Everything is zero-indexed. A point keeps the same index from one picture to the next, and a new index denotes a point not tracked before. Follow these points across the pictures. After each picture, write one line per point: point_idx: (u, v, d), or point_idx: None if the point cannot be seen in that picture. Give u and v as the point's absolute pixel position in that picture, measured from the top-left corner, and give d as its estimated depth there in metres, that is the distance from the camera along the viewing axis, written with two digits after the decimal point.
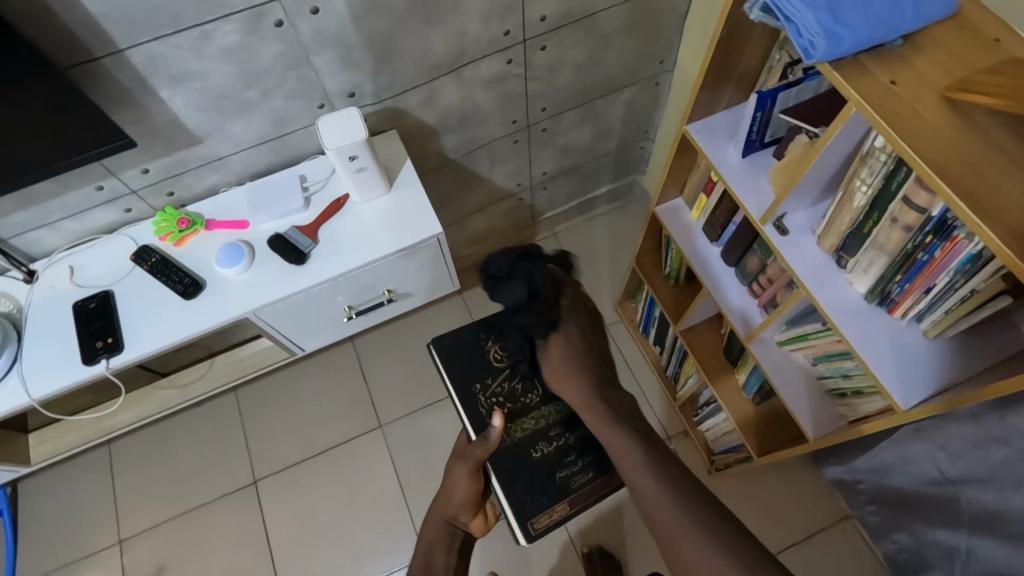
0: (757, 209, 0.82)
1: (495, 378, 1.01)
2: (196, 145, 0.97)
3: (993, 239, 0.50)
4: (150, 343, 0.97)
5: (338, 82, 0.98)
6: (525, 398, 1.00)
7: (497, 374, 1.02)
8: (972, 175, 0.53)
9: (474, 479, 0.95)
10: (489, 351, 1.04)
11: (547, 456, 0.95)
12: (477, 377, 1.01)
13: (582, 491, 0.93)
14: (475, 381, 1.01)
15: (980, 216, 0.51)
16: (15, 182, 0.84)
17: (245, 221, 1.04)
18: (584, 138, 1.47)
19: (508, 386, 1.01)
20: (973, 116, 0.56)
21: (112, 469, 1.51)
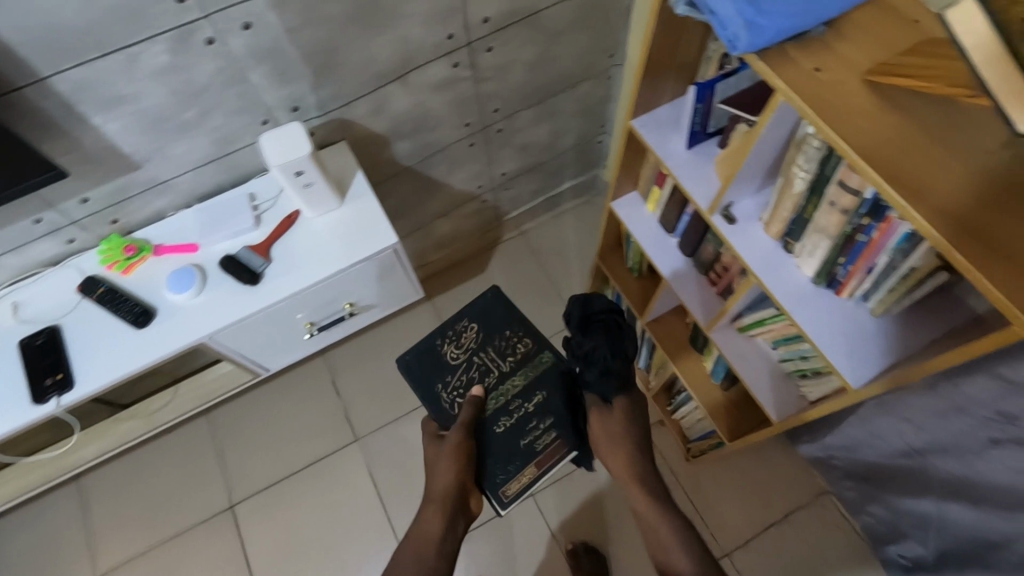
0: (704, 200, 0.83)
1: (454, 374, 1.12)
2: (136, 170, 0.95)
3: (928, 229, 0.51)
4: (102, 377, 0.94)
5: (279, 96, 0.97)
6: (484, 381, 1.10)
7: (456, 369, 1.12)
8: (908, 163, 0.53)
9: (452, 459, 1.00)
10: (445, 351, 1.13)
11: (511, 428, 1.06)
12: (440, 374, 1.12)
13: (548, 451, 1.04)
14: (437, 380, 1.12)
15: (914, 207, 0.51)
16: (26, 184, 0.81)
17: (195, 244, 1.01)
18: (542, 136, 1.46)
19: (467, 376, 1.11)
20: (906, 102, 0.56)
21: (82, 506, 1.47)
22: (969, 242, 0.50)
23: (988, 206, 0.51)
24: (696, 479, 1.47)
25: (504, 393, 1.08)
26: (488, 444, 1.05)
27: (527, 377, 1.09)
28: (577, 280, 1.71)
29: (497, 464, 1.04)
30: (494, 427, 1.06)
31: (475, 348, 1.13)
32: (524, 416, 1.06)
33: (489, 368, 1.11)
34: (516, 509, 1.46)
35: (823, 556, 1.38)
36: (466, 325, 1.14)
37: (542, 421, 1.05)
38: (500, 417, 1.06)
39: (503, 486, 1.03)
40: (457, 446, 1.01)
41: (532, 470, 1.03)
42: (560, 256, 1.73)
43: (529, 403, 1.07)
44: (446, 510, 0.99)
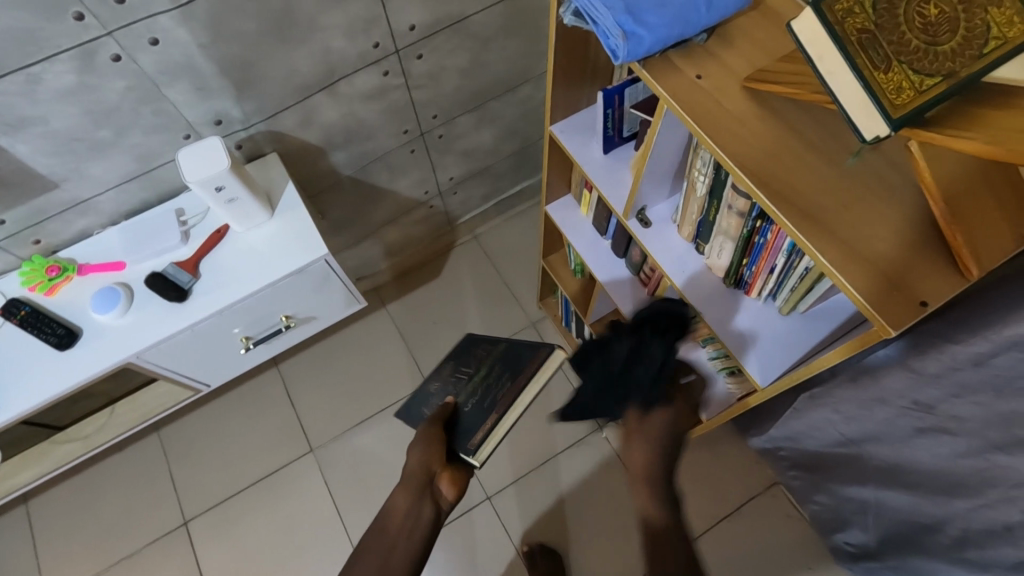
0: (619, 204, 0.84)
1: (434, 392, 1.05)
2: (53, 190, 0.93)
3: (861, 297, 0.50)
4: (23, 402, 0.92)
5: (200, 111, 0.96)
6: (460, 381, 1.02)
7: (437, 395, 1.04)
8: (824, 222, 0.52)
9: (422, 444, 0.92)
10: (430, 385, 1.07)
11: (476, 405, 0.95)
12: (423, 406, 1.04)
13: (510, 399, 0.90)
14: (424, 409, 1.04)
15: (842, 274, 0.50)
16: None
17: (121, 261, 1.00)
18: (486, 140, 1.46)
19: (445, 387, 1.04)
20: (790, 126, 0.56)
21: (32, 528, 1.44)
22: (857, 266, 0.51)
23: (863, 214, 0.52)
24: None
25: (475, 383, 0.99)
26: (458, 421, 0.95)
27: (492, 359, 1.00)
28: (531, 282, 1.72)
29: (461, 432, 0.93)
30: (462, 408, 0.97)
31: (452, 371, 1.05)
32: (487, 389, 0.96)
33: (461, 378, 1.02)
34: (472, 512, 1.47)
35: (772, 547, 1.40)
36: (446, 362, 1.08)
37: (502, 382, 0.95)
38: (468, 399, 0.97)
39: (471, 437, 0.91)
40: (423, 429, 0.94)
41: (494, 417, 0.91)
42: (514, 259, 1.74)
43: (490, 376, 0.97)
44: (409, 493, 0.92)
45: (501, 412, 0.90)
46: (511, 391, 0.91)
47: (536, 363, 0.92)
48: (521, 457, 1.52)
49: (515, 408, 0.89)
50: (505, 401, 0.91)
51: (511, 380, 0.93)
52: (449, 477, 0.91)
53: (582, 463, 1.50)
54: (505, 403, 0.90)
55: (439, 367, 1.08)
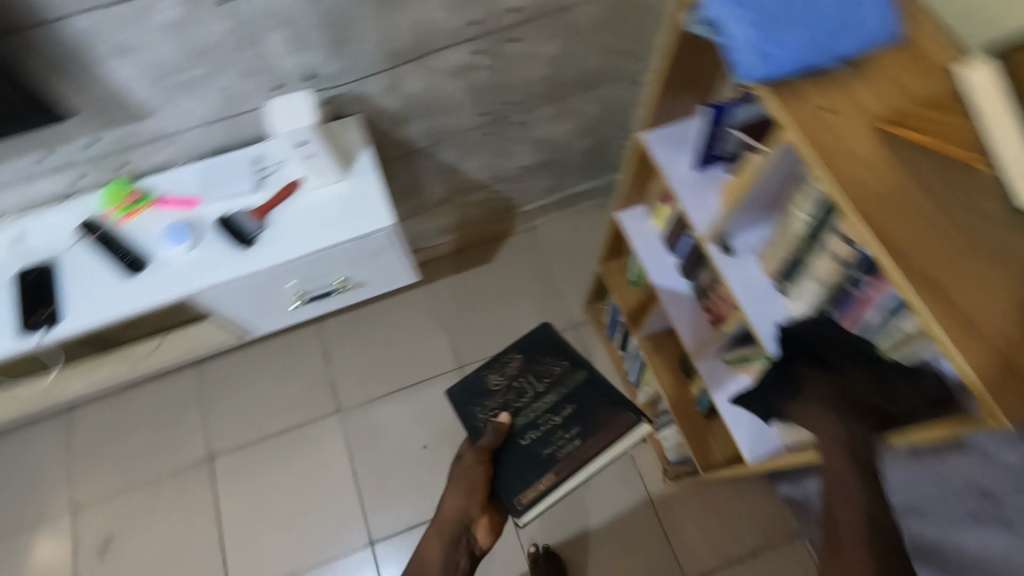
0: (702, 226, 0.80)
1: (492, 397, 1.09)
2: (143, 120, 0.95)
3: (965, 364, 0.46)
4: (89, 318, 0.95)
5: (292, 63, 0.96)
6: (519, 400, 1.07)
7: (494, 395, 1.09)
8: (937, 278, 0.48)
9: (470, 492, 1.01)
10: (488, 378, 1.11)
11: (536, 441, 1.02)
12: (478, 399, 1.10)
13: (569, 462, 0.99)
14: (475, 404, 1.09)
15: (958, 349, 0.46)
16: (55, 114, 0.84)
17: (195, 199, 1.02)
18: (561, 133, 1.43)
19: (503, 399, 1.08)
20: (918, 175, 0.52)
21: (70, 435, 1.51)
22: (964, 331, 0.47)
23: (981, 280, 0.48)
24: (670, 501, 1.45)
25: (536, 411, 1.05)
26: (509, 456, 1.02)
27: (560, 394, 1.06)
28: (579, 283, 1.69)
29: (511, 474, 1.00)
30: (519, 440, 1.02)
31: (515, 374, 1.10)
32: (551, 429, 1.02)
33: (522, 390, 1.08)
34: None
35: None
36: (512, 355, 1.12)
37: (569, 431, 1.01)
38: (527, 431, 1.03)
39: (519, 494, 0.98)
40: (471, 467, 1.01)
41: (548, 479, 0.98)
42: (567, 258, 1.71)
43: (557, 416, 1.03)
44: (447, 540, 1.02)
45: (561, 474, 0.98)
46: (579, 453, 0.99)
47: (612, 435, 0.99)
48: None
49: (576, 474, 0.98)
50: (570, 464, 0.99)
51: (579, 437, 1.00)
52: (485, 526, 1.04)
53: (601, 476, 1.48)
54: (570, 465, 0.99)
55: (501, 363, 1.11)
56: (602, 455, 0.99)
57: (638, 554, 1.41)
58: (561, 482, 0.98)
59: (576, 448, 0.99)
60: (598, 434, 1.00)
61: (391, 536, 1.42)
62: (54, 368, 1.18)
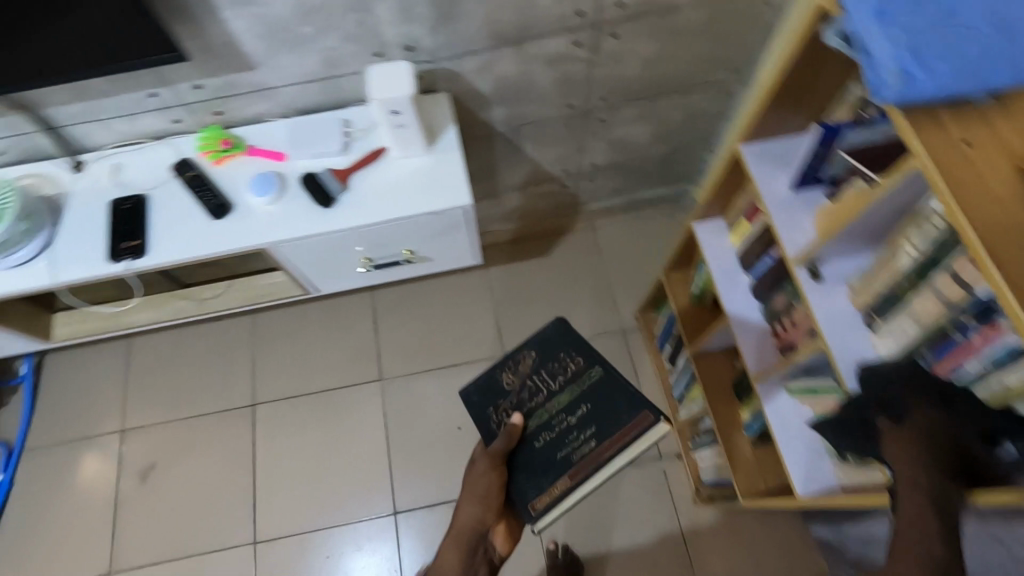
0: (793, 248, 0.78)
1: (505, 398, 1.04)
2: (247, 71, 0.98)
3: None
4: (172, 255, 0.99)
5: (397, 33, 0.97)
6: (533, 400, 1.01)
7: (507, 395, 1.04)
8: None
9: (486, 498, 0.97)
10: (501, 377, 1.05)
11: (551, 443, 0.97)
12: (492, 398, 1.04)
13: (586, 466, 0.94)
14: (489, 403, 1.04)
15: None
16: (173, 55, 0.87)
17: (283, 154, 1.05)
18: (641, 135, 1.41)
19: (517, 399, 1.03)
20: None
21: (128, 362, 1.59)
22: None
23: None
24: (696, 522, 1.43)
25: (549, 411, 1.00)
26: (523, 460, 0.97)
27: (574, 393, 1.00)
28: (633, 289, 1.67)
29: (525, 479, 0.96)
30: (533, 444, 0.98)
31: (529, 372, 1.04)
32: (565, 431, 0.97)
33: (537, 389, 1.02)
34: None
35: None
36: (525, 351, 1.05)
37: (583, 432, 0.96)
38: (540, 433, 0.99)
39: (533, 500, 0.95)
40: (485, 474, 0.97)
41: (564, 482, 0.94)
42: (624, 262, 1.70)
43: (572, 417, 0.98)
44: (462, 549, 0.97)
45: (576, 480, 0.94)
46: (595, 456, 0.94)
47: (628, 436, 0.94)
48: None
49: (592, 479, 0.93)
50: (586, 468, 0.94)
51: (594, 439, 0.95)
52: (503, 532, 1.01)
53: (630, 486, 1.46)
54: (586, 469, 0.94)
55: (513, 358, 1.05)
56: (618, 458, 0.93)
57: (655, 569, 1.40)
58: (576, 485, 0.93)
59: (591, 451, 0.95)
60: (614, 435, 0.95)
61: (415, 508, 1.44)
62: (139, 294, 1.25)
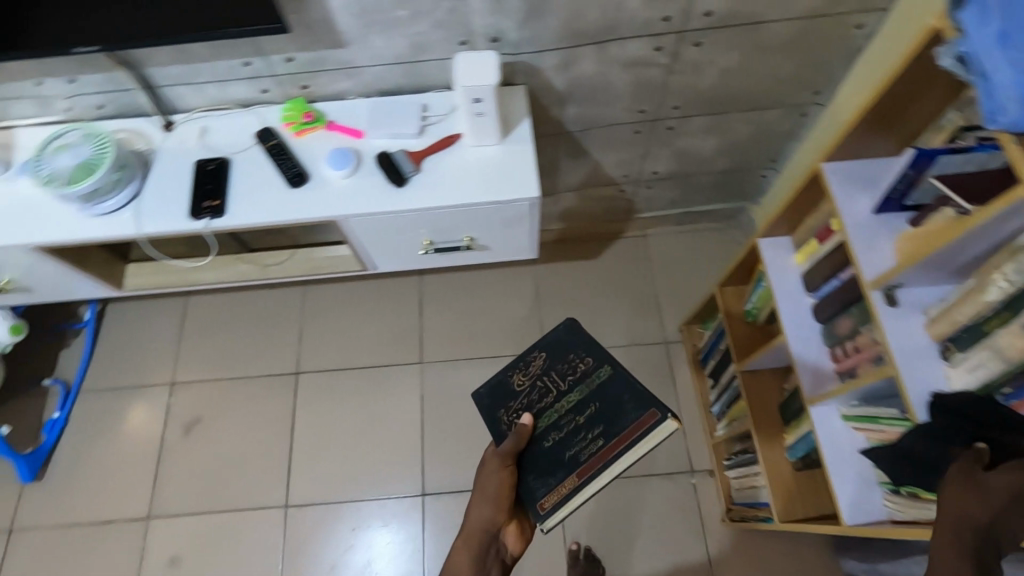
0: (869, 271, 0.77)
1: (516, 398, 1.01)
2: (338, 49, 1.02)
3: None
4: (248, 217, 1.02)
5: (486, 23, 0.99)
6: (543, 401, 0.99)
7: (518, 396, 1.01)
8: None
9: (496, 496, 0.94)
10: (512, 378, 1.02)
11: (560, 443, 0.94)
12: (502, 400, 1.01)
13: (593, 463, 0.91)
14: (499, 405, 1.01)
15: None
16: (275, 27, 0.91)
17: (361, 132, 1.08)
18: (707, 148, 1.40)
19: (528, 400, 1.00)
20: None
21: (183, 319, 1.65)
22: None
23: None
24: (721, 541, 1.41)
25: (558, 411, 0.97)
26: (532, 460, 0.95)
27: (583, 392, 0.97)
28: (679, 301, 1.66)
29: (535, 479, 0.93)
30: (541, 443, 0.95)
31: (540, 373, 1.01)
32: (573, 430, 0.95)
33: (547, 389, 1.00)
34: None
35: None
36: (534, 352, 1.03)
37: (591, 431, 0.94)
38: (549, 433, 0.96)
39: (541, 499, 0.91)
40: (495, 474, 0.94)
41: (572, 481, 0.91)
42: (673, 274, 1.69)
43: (580, 416, 0.95)
44: (475, 549, 0.94)
45: (585, 478, 0.91)
46: (602, 453, 0.91)
47: (635, 433, 0.91)
48: None
49: (600, 478, 0.91)
50: (594, 466, 0.91)
51: (601, 438, 0.92)
52: (515, 532, 0.97)
53: (658, 497, 1.45)
54: (594, 467, 0.91)
55: (524, 360, 1.03)
56: (625, 455, 0.90)
57: None
58: (583, 483, 0.90)
59: (599, 450, 0.92)
60: (621, 432, 0.92)
61: (442, 492, 1.46)
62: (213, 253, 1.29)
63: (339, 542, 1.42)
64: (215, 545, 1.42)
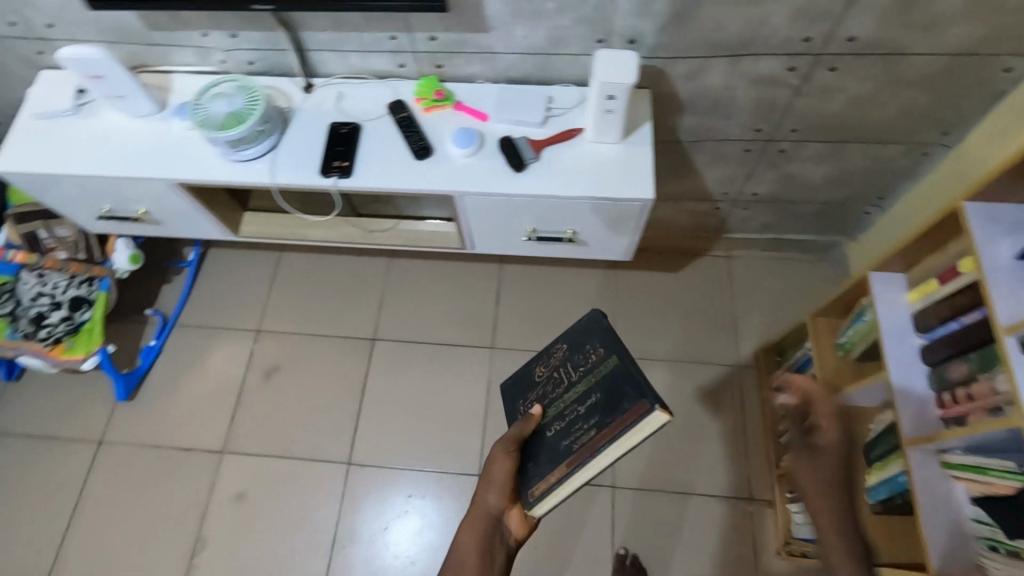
0: (1006, 317, 0.74)
1: (535, 390, 1.02)
2: (480, 33, 1.06)
3: None
4: (371, 181, 1.08)
5: (627, 24, 1.02)
6: (555, 392, 0.98)
7: (536, 387, 1.03)
8: None
9: (496, 482, 0.94)
10: (535, 370, 1.04)
11: (558, 434, 0.94)
12: (524, 391, 1.04)
13: (582, 455, 0.89)
14: (520, 395, 1.04)
15: None
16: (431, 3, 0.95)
17: (487, 115, 1.12)
18: (815, 176, 1.38)
19: (544, 392, 1.01)
20: None
21: (275, 273, 1.74)
22: None
23: None
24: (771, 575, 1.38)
25: (564, 402, 0.96)
26: (535, 448, 0.95)
27: (588, 384, 0.94)
28: (757, 327, 1.63)
29: (534, 466, 0.94)
30: (542, 433, 0.96)
31: (559, 364, 1.00)
32: (573, 421, 0.92)
33: (560, 380, 0.98)
34: (591, 489, 1.46)
35: None
36: (557, 345, 1.02)
37: (585, 423, 0.91)
38: (550, 423, 0.96)
39: (533, 486, 0.92)
40: (499, 460, 0.95)
41: (562, 471, 0.90)
42: (754, 299, 1.66)
43: (580, 407, 0.92)
44: (475, 533, 0.95)
45: (572, 468, 0.89)
46: (590, 445, 0.88)
47: (624, 426, 0.86)
48: (661, 473, 1.48)
49: (586, 469, 0.89)
50: (581, 457, 0.89)
51: (594, 429, 0.89)
52: (518, 515, 0.96)
53: (712, 518, 1.43)
54: (581, 458, 0.89)
55: (547, 353, 1.03)
56: (612, 448, 0.87)
57: None
58: (571, 473, 0.90)
59: (589, 441, 0.89)
60: (611, 425, 0.87)
61: None
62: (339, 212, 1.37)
63: (394, 507, 1.47)
64: (278, 489, 1.49)
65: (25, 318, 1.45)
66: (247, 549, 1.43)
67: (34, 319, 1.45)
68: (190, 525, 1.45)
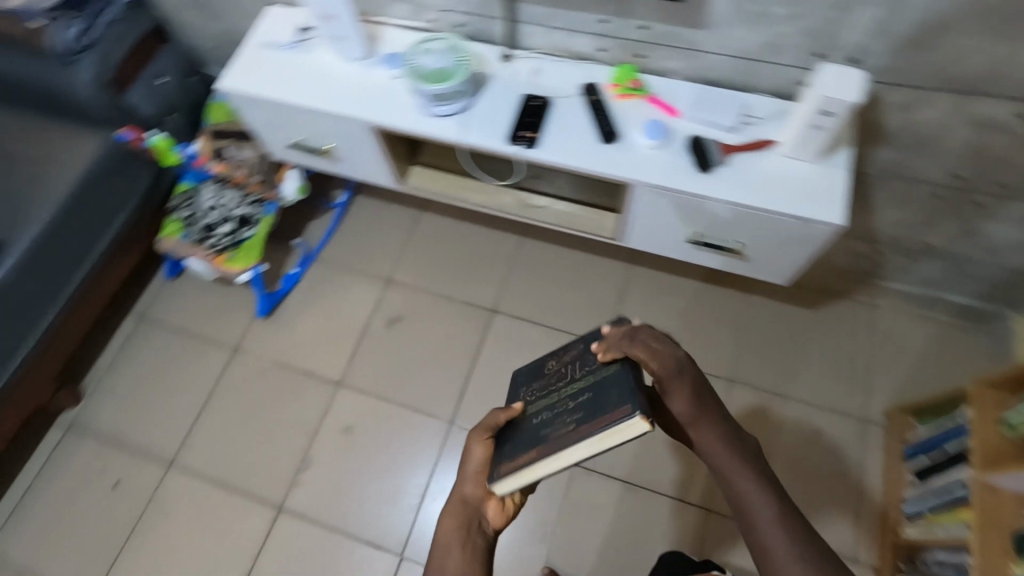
0: None
1: (536, 381, 0.95)
2: (695, 29, 1.06)
3: None
4: (553, 156, 1.11)
5: (854, 42, 0.98)
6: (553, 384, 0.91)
7: (542, 378, 0.95)
8: None
9: (475, 462, 0.88)
10: (544, 363, 0.97)
11: (541, 422, 0.86)
12: (531, 380, 0.97)
13: (556, 442, 0.81)
14: (524, 384, 0.97)
15: None
16: None
17: (679, 111, 1.12)
18: (1004, 237, 1.28)
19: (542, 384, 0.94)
20: None
21: (413, 229, 1.82)
22: None
23: None
24: None
25: (559, 394, 0.88)
26: (514, 433, 0.88)
27: (586, 380, 0.86)
28: (892, 385, 1.53)
29: (510, 448, 0.86)
30: (529, 419, 0.88)
31: (570, 360, 0.93)
32: (562, 411, 0.85)
33: (564, 375, 0.91)
34: (683, 506, 1.43)
35: None
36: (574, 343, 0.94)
37: (571, 415, 0.83)
38: (539, 410, 0.88)
39: (502, 467, 0.84)
40: (480, 444, 0.89)
41: (530, 455, 0.82)
42: (894, 355, 1.56)
43: (572, 401, 0.85)
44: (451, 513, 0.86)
45: (542, 454, 0.81)
46: (567, 435, 0.80)
47: (605, 421, 0.77)
48: None
49: (560, 461, 0.80)
50: (556, 445, 0.80)
51: (576, 422, 0.81)
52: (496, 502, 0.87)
53: None
54: (555, 446, 0.81)
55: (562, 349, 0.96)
56: (586, 442, 0.78)
57: None
58: (542, 459, 0.81)
59: (568, 432, 0.81)
60: (594, 419, 0.79)
61: (591, 470, 1.47)
62: (510, 181, 1.39)
63: None
64: (383, 430, 1.56)
65: (198, 226, 1.60)
66: (346, 477, 1.52)
67: (205, 229, 1.59)
68: (301, 443, 1.55)
